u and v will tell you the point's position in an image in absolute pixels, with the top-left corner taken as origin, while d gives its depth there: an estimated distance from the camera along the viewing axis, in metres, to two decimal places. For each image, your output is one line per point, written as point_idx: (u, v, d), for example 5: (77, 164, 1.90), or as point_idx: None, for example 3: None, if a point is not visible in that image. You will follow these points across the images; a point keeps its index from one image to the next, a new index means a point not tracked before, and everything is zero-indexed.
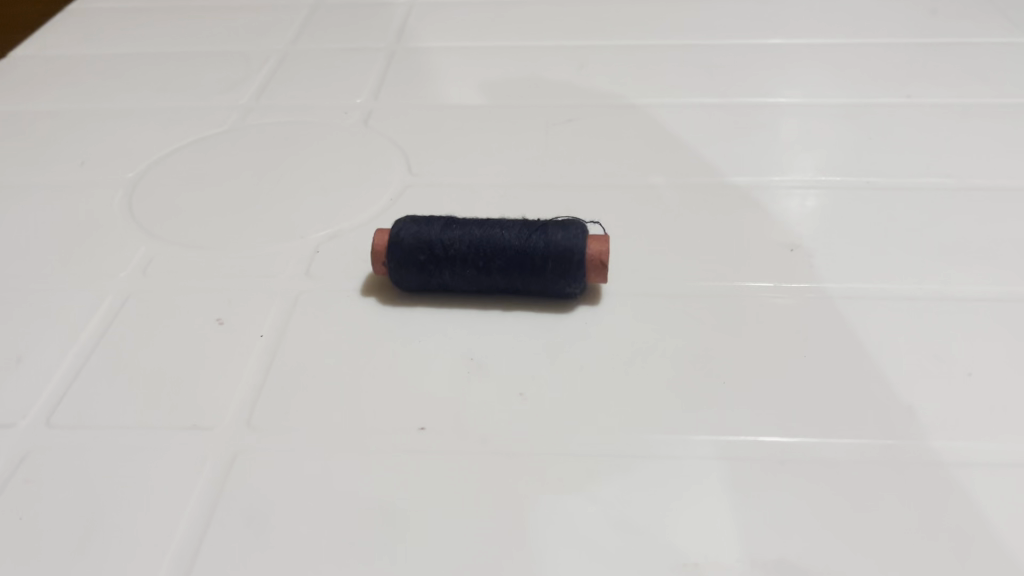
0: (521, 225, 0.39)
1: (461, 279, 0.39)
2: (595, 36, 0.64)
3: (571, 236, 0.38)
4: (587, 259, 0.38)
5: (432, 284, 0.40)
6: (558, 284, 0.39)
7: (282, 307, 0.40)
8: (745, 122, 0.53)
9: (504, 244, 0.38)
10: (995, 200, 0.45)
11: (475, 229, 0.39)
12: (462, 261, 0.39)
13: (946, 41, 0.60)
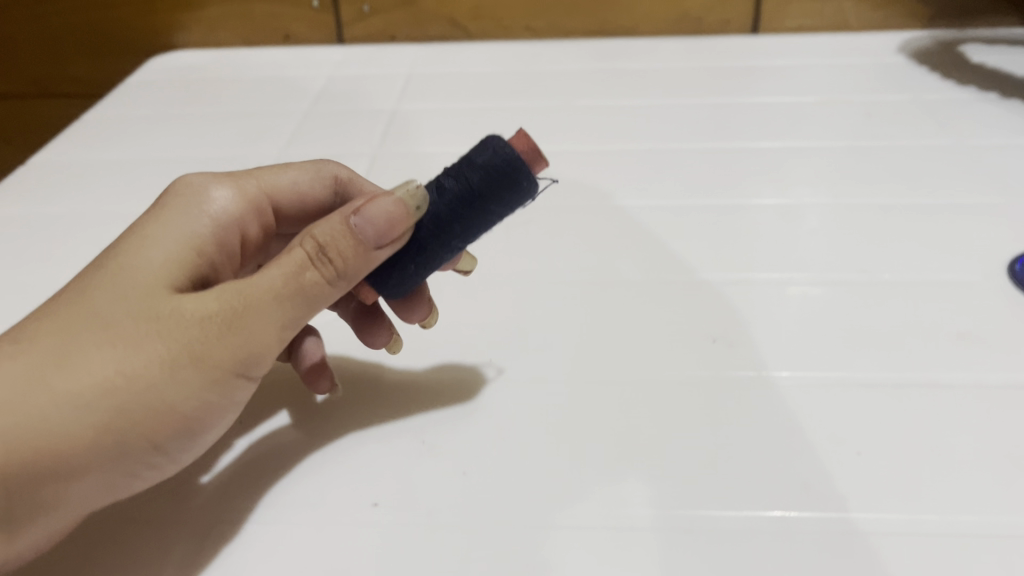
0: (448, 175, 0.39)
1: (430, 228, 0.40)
2: (560, 142, 0.70)
3: (497, 155, 0.38)
4: (524, 162, 0.38)
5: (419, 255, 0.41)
6: (498, 181, 0.38)
7: (264, 400, 0.46)
8: (692, 220, 0.59)
9: (450, 204, 0.39)
10: (909, 293, 0.50)
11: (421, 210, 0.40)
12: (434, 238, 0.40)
13: (880, 144, 0.66)
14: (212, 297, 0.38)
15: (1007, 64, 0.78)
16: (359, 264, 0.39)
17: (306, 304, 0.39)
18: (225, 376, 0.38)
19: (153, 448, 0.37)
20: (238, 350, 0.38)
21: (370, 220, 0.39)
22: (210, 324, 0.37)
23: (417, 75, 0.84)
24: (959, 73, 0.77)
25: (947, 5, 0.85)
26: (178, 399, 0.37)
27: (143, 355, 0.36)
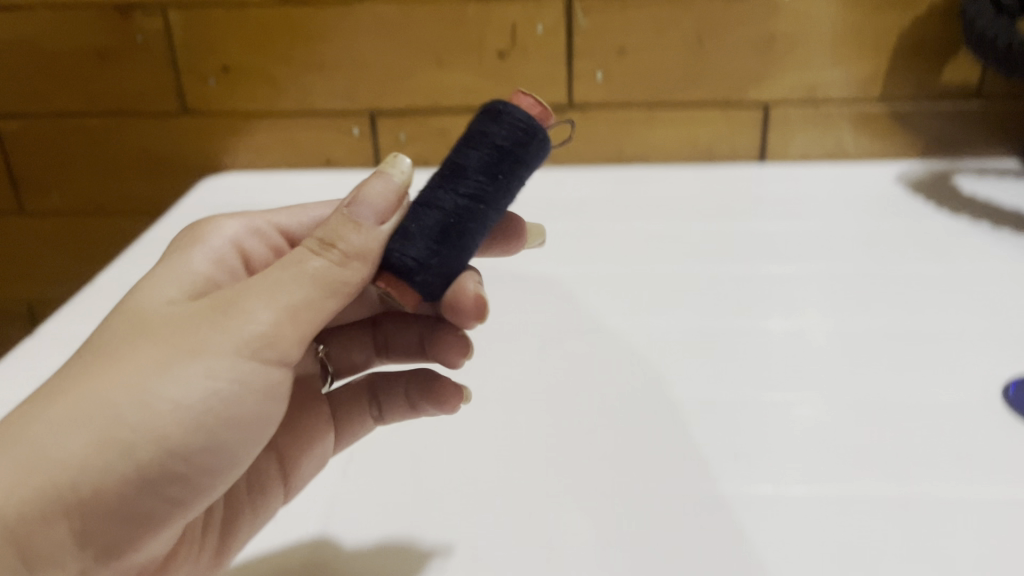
0: (471, 150, 0.44)
1: (465, 195, 0.44)
2: (584, 267, 0.77)
3: (514, 118, 0.44)
4: (535, 119, 0.45)
5: (453, 221, 0.44)
6: (504, 122, 0.44)
7: (327, 519, 0.51)
8: (709, 337, 0.64)
9: (484, 173, 0.44)
10: (910, 416, 0.55)
11: (456, 190, 0.44)
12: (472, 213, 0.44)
13: (879, 270, 0.72)
14: (201, 309, 0.43)
15: (995, 195, 0.85)
16: (364, 241, 0.44)
17: (303, 284, 0.42)
18: (220, 366, 0.41)
19: (165, 453, 0.40)
20: (229, 340, 0.41)
21: (371, 200, 0.44)
22: (195, 325, 0.42)
23: None
24: (951, 203, 0.83)
25: (937, 138, 0.93)
26: (176, 397, 0.40)
27: (134, 367, 0.40)
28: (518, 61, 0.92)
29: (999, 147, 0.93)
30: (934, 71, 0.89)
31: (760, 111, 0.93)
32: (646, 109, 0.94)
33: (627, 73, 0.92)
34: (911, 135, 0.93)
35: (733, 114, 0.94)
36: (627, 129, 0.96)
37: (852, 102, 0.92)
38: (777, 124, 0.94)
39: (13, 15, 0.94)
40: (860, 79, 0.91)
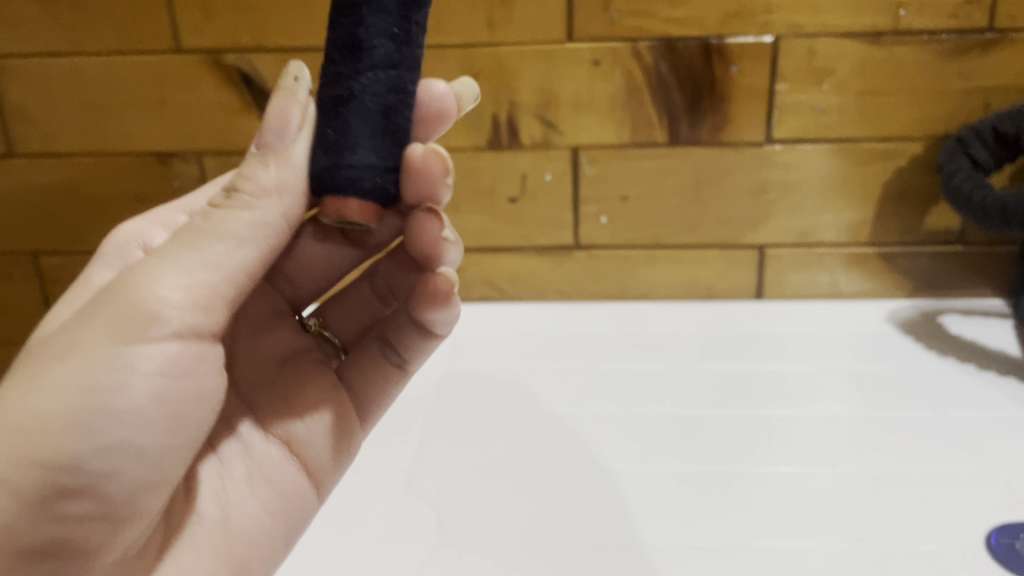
0: (365, 17, 0.43)
1: (385, 71, 0.44)
2: (589, 406, 0.81)
3: None
4: None
5: (351, 79, 0.44)
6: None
7: None
8: (708, 482, 0.68)
9: (391, 36, 0.44)
10: (899, 566, 0.58)
11: (375, 68, 0.44)
12: (396, 80, 0.45)
13: (868, 413, 0.76)
14: (56, 332, 0.47)
15: (981, 335, 0.89)
16: (274, 172, 0.46)
17: (194, 250, 0.46)
18: (99, 361, 0.46)
19: (56, 464, 0.45)
20: (102, 335, 0.46)
21: (274, 124, 0.45)
22: (73, 332, 0.46)
23: (463, 340, 0.97)
24: (938, 344, 0.88)
25: (925, 278, 0.98)
26: (51, 403, 0.45)
27: (17, 389, 0.46)
28: (528, 205, 0.99)
29: (984, 286, 0.98)
30: (919, 217, 0.95)
31: (756, 252, 0.99)
32: (648, 250, 1.00)
33: (629, 217, 0.99)
34: (899, 274, 0.98)
35: (730, 255, 0.99)
36: (631, 268, 1.01)
37: (843, 245, 0.97)
38: (772, 264, 0.99)
39: (58, 161, 1.02)
40: (848, 223, 0.96)
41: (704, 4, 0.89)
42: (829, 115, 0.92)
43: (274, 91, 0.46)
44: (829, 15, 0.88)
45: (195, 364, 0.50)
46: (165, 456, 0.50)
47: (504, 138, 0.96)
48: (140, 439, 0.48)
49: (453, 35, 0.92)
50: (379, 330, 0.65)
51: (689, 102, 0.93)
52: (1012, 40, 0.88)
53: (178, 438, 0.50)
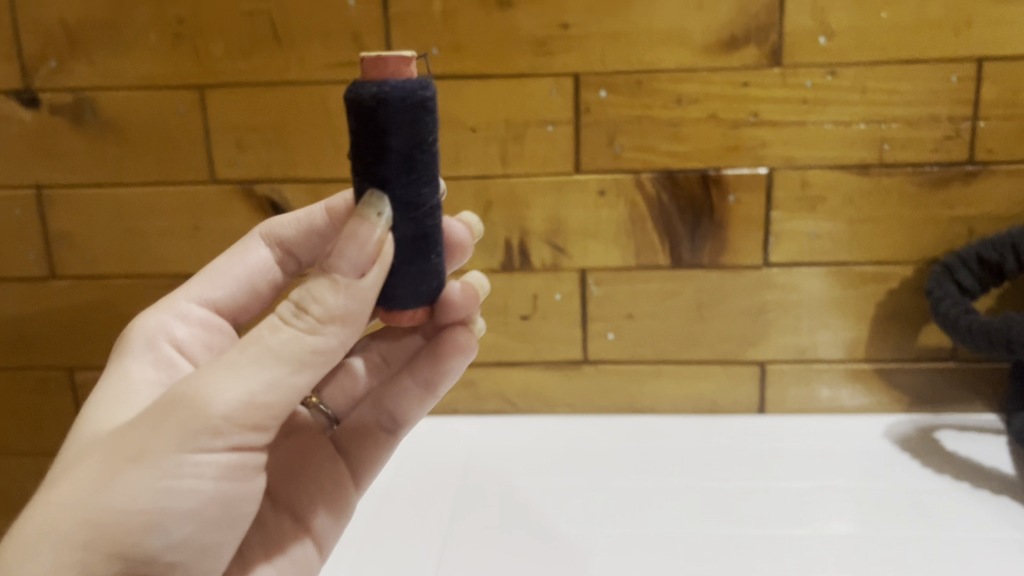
0: (393, 156, 0.49)
1: (418, 194, 0.51)
2: (599, 523, 0.85)
3: (406, 101, 0.48)
4: (417, 83, 0.49)
5: (411, 200, 0.51)
6: (388, 102, 0.48)
7: None
8: None
9: (418, 165, 0.50)
10: None
11: (410, 195, 0.50)
12: (427, 197, 0.51)
13: (867, 533, 0.79)
14: (128, 429, 0.52)
15: (976, 452, 0.93)
16: (341, 299, 0.49)
17: (257, 365, 0.50)
18: (169, 465, 0.50)
19: (127, 555, 0.50)
20: (171, 443, 0.50)
21: (355, 254, 0.49)
22: (144, 432, 0.51)
23: (477, 454, 1.01)
24: (934, 461, 0.92)
25: (922, 393, 1.02)
26: (125, 500, 0.50)
27: (94, 483, 0.50)
28: (539, 323, 1.04)
29: (979, 401, 1.01)
30: (912, 335, 1.00)
31: (758, 368, 1.03)
32: (654, 366, 1.05)
33: (635, 334, 1.03)
34: (895, 389, 1.02)
35: (732, 371, 1.04)
36: (638, 383, 1.05)
37: (841, 361, 1.02)
38: (773, 379, 1.03)
39: (95, 282, 1.07)
40: (845, 340, 1.01)
41: (702, 140, 0.96)
42: (823, 240, 0.98)
43: (350, 218, 0.49)
44: (818, 149, 0.95)
45: (249, 466, 0.54)
46: (216, 545, 0.55)
47: (516, 261, 1.02)
48: (198, 532, 0.53)
49: (468, 167, 0.99)
50: (377, 396, 0.71)
51: (689, 228, 0.99)
52: (991, 172, 0.94)
53: (228, 530, 0.55)
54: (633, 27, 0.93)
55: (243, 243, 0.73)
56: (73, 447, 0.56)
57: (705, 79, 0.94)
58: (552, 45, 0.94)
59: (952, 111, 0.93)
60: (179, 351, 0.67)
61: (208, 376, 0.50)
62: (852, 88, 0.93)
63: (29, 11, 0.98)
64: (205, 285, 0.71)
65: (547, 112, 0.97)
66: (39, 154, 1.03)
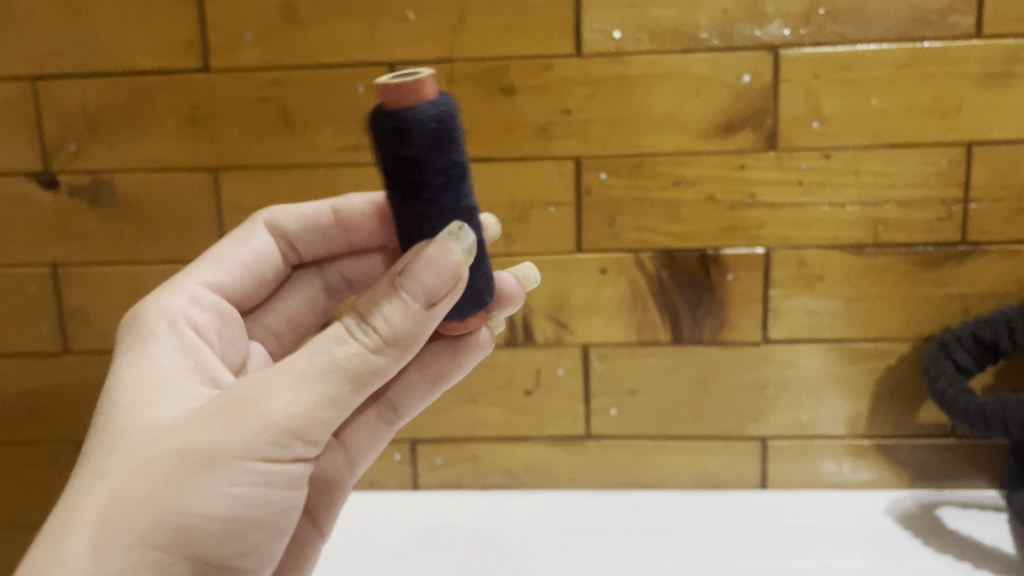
0: (433, 178, 0.54)
1: (460, 206, 0.57)
2: None
3: (437, 126, 0.52)
4: (442, 103, 0.53)
5: (460, 205, 0.56)
6: (423, 134, 0.52)
7: None
8: None
9: (456, 180, 0.55)
10: None
11: (453, 209, 0.56)
12: (467, 205, 0.57)
13: None
14: (187, 431, 0.55)
15: (977, 530, 0.96)
16: (407, 320, 0.56)
17: (326, 376, 0.55)
18: (239, 470, 0.54)
19: (196, 550, 0.54)
20: (242, 448, 0.54)
21: (433, 284, 0.55)
22: (211, 436, 0.54)
23: (484, 533, 1.03)
24: (939, 540, 0.95)
25: (922, 470, 1.02)
26: (197, 501, 0.53)
27: (164, 482, 0.53)
28: (542, 398, 1.05)
29: (978, 477, 1.02)
30: (911, 412, 1.01)
31: (759, 444, 1.04)
32: (656, 441, 1.05)
33: (638, 410, 1.05)
34: (895, 464, 1.03)
35: (734, 447, 1.04)
36: (641, 458, 1.06)
37: (842, 438, 1.03)
38: (774, 455, 1.04)
39: (107, 358, 1.09)
40: (846, 417, 1.02)
41: (700, 220, 0.99)
42: (821, 317, 1.00)
43: (421, 247, 0.56)
44: (814, 230, 0.97)
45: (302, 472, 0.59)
46: (269, 543, 0.60)
47: (519, 338, 1.04)
48: (256, 530, 0.57)
49: None
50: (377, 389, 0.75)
51: (690, 305, 1.01)
52: (983, 252, 0.96)
53: (280, 527, 0.60)
54: (632, 113, 0.97)
55: (246, 231, 0.78)
56: (112, 433, 0.57)
57: (702, 162, 0.97)
58: (554, 130, 0.98)
59: (944, 193, 0.95)
60: (197, 334, 0.69)
61: (278, 386, 0.55)
62: (846, 171, 0.96)
63: (51, 98, 1.02)
64: (211, 270, 0.74)
65: (549, 194, 1.00)
66: (56, 234, 1.06)
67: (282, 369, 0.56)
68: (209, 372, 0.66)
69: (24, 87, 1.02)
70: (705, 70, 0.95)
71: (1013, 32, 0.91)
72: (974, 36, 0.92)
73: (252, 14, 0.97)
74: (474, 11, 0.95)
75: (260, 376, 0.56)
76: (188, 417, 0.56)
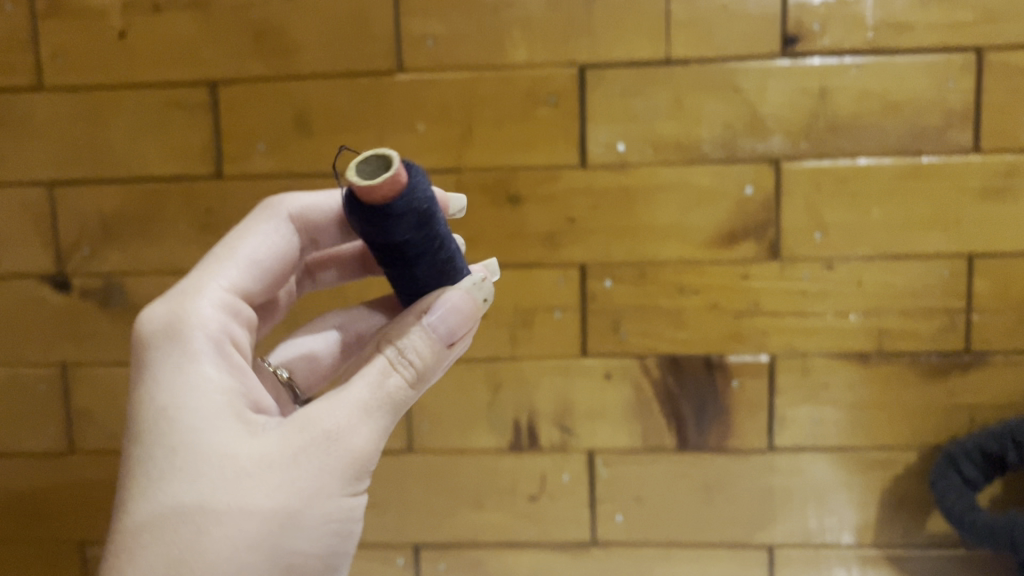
0: (418, 242, 0.59)
1: (445, 249, 0.62)
2: None
3: (410, 204, 0.56)
4: (408, 187, 0.56)
5: (445, 250, 0.62)
6: (403, 211, 0.56)
7: None
8: None
9: (435, 235, 0.60)
10: None
11: (441, 257, 0.61)
12: (448, 245, 0.62)
13: None
14: (273, 463, 0.53)
15: None
16: (433, 356, 0.60)
17: (390, 409, 0.58)
18: (332, 507, 0.55)
19: None
20: (334, 482, 0.55)
21: (454, 325, 0.60)
22: (305, 470, 0.54)
23: None
24: None
25: None
26: (297, 532, 0.53)
27: (266, 517, 0.52)
28: (547, 503, 1.05)
29: None
30: (920, 522, 1.00)
31: (766, 551, 1.03)
32: (663, 548, 1.04)
33: (643, 517, 1.04)
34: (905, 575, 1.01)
35: (741, 555, 1.03)
36: (647, 566, 1.05)
37: (850, 546, 1.02)
38: (782, 564, 1.03)
39: (112, 458, 1.09)
40: (854, 525, 1.01)
41: (705, 327, 0.99)
42: (826, 425, 1.00)
43: (450, 291, 0.61)
44: (818, 338, 0.98)
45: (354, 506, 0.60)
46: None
47: (524, 443, 1.04)
48: (338, 566, 0.57)
49: (479, 350, 1.02)
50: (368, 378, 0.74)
51: (695, 412, 1.01)
52: (988, 362, 0.97)
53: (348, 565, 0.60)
54: (636, 221, 0.98)
55: (270, 228, 0.71)
56: (179, 467, 0.53)
57: (706, 270, 0.98)
58: (560, 237, 0.99)
59: (946, 303, 0.96)
60: (236, 349, 0.62)
61: (349, 415, 0.56)
62: (848, 280, 0.97)
63: (67, 203, 1.04)
64: (232, 268, 0.67)
65: (555, 300, 1.00)
66: (67, 334, 1.07)
67: (349, 398, 0.56)
68: (251, 394, 0.60)
69: (40, 193, 1.04)
70: (708, 182, 0.96)
71: (1009, 148, 0.93)
72: (972, 151, 0.93)
73: (266, 123, 1.00)
74: (482, 122, 0.97)
75: (327, 406, 0.56)
76: (266, 447, 0.54)
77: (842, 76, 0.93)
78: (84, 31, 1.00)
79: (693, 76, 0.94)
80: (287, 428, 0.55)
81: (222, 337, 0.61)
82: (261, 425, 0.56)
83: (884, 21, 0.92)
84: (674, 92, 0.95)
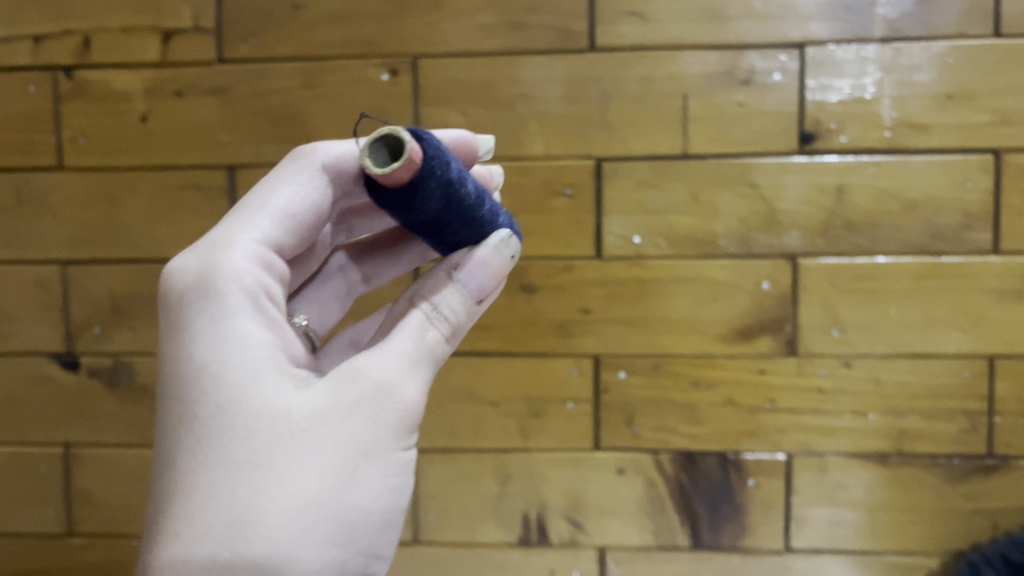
0: (444, 212, 0.54)
1: (477, 208, 0.57)
2: None
3: (427, 183, 0.50)
4: (425, 162, 0.50)
5: (478, 210, 0.57)
6: (426, 190, 0.51)
7: None
8: None
9: (461, 201, 0.55)
10: None
11: (471, 219, 0.57)
12: (478, 202, 0.57)
13: None
14: (327, 421, 0.51)
15: None
16: (464, 311, 0.58)
17: (430, 364, 0.56)
18: (389, 463, 0.53)
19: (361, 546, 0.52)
20: (390, 439, 0.53)
21: (484, 282, 0.58)
22: (361, 427, 0.51)
23: None
24: None
25: None
26: (358, 491, 0.51)
27: (327, 474, 0.50)
28: None
29: None
30: None
31: None
32: None
33: None
34: None
35: None
36: None
37: None
38: None
39: (110, 542, 1.07)
40: None
41: (720, 423, 0.97)
42: (844, 527, 0.97)
43: (479, 249, 0.58)
44: (835, 437, 0.96)
45: None
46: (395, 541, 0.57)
47: (533, 537, 1.01)
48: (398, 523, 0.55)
49: (489, 441, 1.00)
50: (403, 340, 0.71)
51: (709, 511, 0.99)
52: (1011, 466, 0.94)
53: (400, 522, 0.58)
54: (651, 314, 0.97)
55: (304, 178, 0.64)
56: (227, 426, 0.50)
57: (722, 364, 0.97)
58: (573, 327, 0.98)
59: (967, 406, 0.94)
60: (274, 305, 0.57)
61: (397, 368, 0.54)
62: (866, 379, 0.95)
63: (79, 282, 1.03)
64: (260, 218, 0.61)
65: (567, 391, 0.99)
66: (72, 415, 1.05)
67: (398, 352, 0.54)
68: (290, 349, 0.57)
69: (53, 272, 1.04)
70: (724, 276, 0.95)
71: None
72: (991, 253, 0.93)
73: None
74: None
75: (372, 359, 0.53)
76: (316, 401, 0.51)
77: (859, 175, 0.93)
78: (105, 113, 1.01)
79: (709, 171, 0.94)
80: (335, 381, 0.52)
81: (256, 294, 0.56)
82: (306, 381, 0.53)
83: (900, 121, 0.92)
84: (689, 186, 0.95)
